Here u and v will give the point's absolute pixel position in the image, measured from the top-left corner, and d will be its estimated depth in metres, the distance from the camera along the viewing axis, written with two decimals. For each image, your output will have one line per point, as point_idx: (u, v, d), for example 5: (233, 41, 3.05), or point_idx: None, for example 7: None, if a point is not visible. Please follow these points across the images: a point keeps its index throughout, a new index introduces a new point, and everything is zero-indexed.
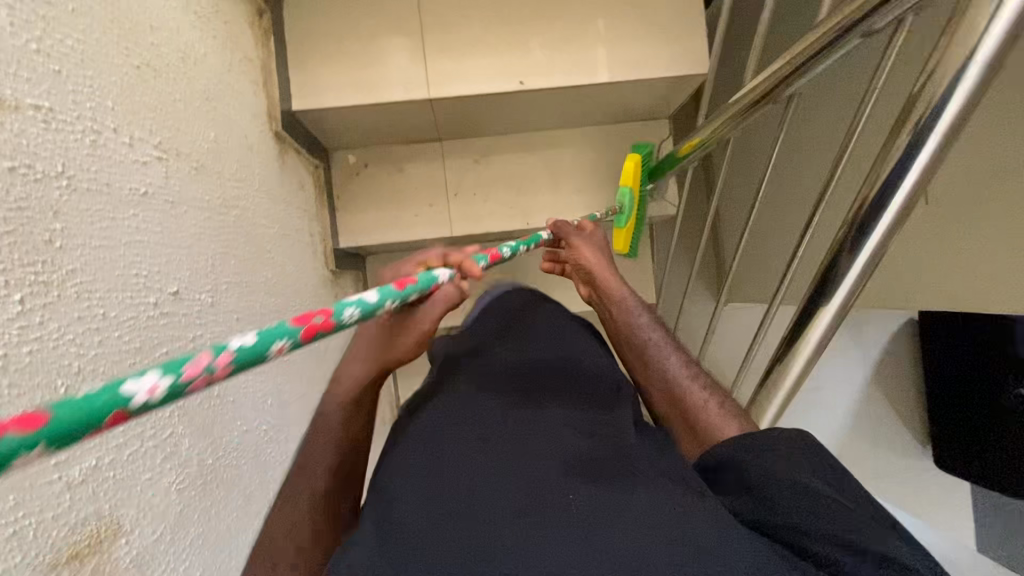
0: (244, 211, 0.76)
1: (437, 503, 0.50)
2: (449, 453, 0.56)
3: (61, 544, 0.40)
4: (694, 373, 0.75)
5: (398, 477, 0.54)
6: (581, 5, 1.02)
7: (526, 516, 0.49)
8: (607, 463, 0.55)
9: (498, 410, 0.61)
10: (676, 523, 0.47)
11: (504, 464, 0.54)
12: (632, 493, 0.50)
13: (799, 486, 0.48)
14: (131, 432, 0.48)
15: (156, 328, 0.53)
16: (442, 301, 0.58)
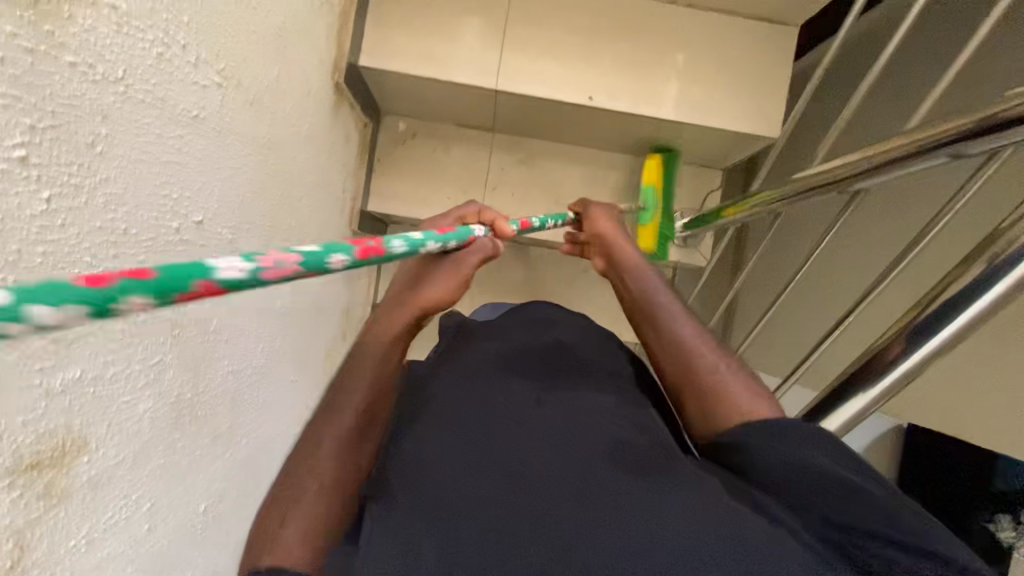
0: (286, 154, 0.75)
1: (473, 487, 0.49)
2: (492, 428, 0.54)
3: (25, 451, 0.39)
4: (706, 336, 0.62)
5: (429, 453, 0.53)
6: (670, 38, 1.00)
7: (569, 504, 0.46)
8: (649, 455, 0.51)
9: (528, 393, 0.58)
10: (729, 526, 0.43)
11: (535, 450, 0.51)
12: (677, 484, 0.47)
13: (805, 477, 0.45)
14: (120, 352, 0.47)
15: (172, 253, 0.52)
16: (478, 250, 0.67)
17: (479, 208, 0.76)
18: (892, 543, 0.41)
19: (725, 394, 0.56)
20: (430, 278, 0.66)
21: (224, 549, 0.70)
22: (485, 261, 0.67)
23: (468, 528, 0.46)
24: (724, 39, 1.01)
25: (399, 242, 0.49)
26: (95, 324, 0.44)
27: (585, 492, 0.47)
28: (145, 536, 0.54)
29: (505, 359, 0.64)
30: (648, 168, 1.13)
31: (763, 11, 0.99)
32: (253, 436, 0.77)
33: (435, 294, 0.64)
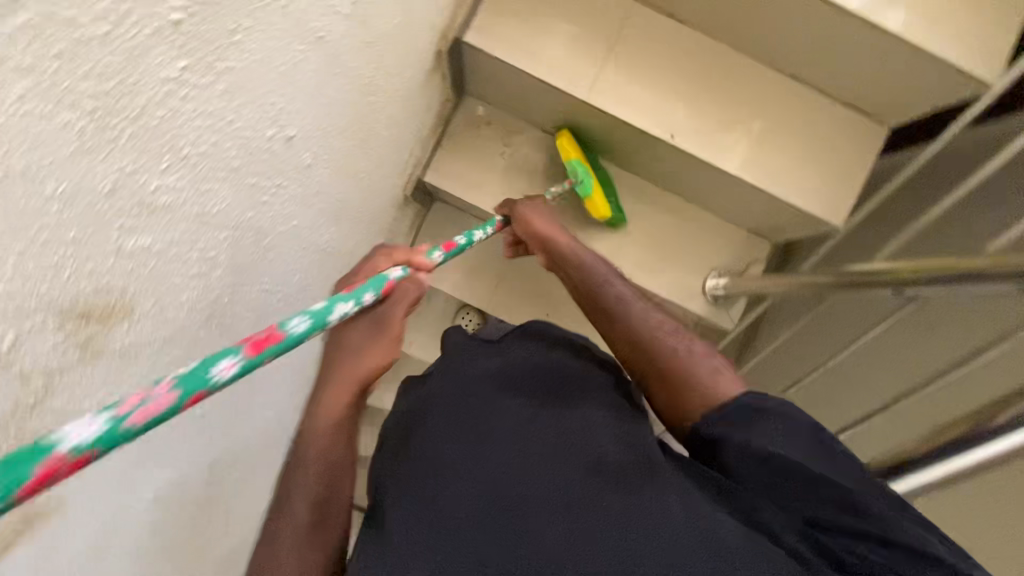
0: (377, 102, 0.76)
1: (480, 493, 0.58)
2: (488, 441, 0.62)
3: (82, 298, 0.39)
4: (675, 329, 0.74)
5: (444, 458, 0.62)
6: (763, 103, 1.01)
7: (555, 516, 0.55)
8: (625, 465, 0.59)
9: (524, 412, 0.65)
10: (708, 537, 0.53)
11: (534, 464, 0.59)
12: (665, 496, 0.56)
13: (809, 490, 0.54)
14: (188, 235, 0.48)
15: (259, 158, 0.53)
16: (401, 300, 0.67)
17: (387, 254, 0.74)
18: (876, 548, 0.51)
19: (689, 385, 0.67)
20: (360, 342, 0.68)
21: (203, 463, 0.69)
22: (410, 306, 0.67)
23: (483, 525, 0.56)
24: (815, 119, 1.02)
25: (302, 320, 0.49)
26: (178, 201, 0.44)
27: (581, 504, 0.56)
28: None
29: (496, 374, 0.70)
30: (566, 144, 1.11)
31: (861, 102, 1.00)
32: None
33: (368, 366, 0.67)
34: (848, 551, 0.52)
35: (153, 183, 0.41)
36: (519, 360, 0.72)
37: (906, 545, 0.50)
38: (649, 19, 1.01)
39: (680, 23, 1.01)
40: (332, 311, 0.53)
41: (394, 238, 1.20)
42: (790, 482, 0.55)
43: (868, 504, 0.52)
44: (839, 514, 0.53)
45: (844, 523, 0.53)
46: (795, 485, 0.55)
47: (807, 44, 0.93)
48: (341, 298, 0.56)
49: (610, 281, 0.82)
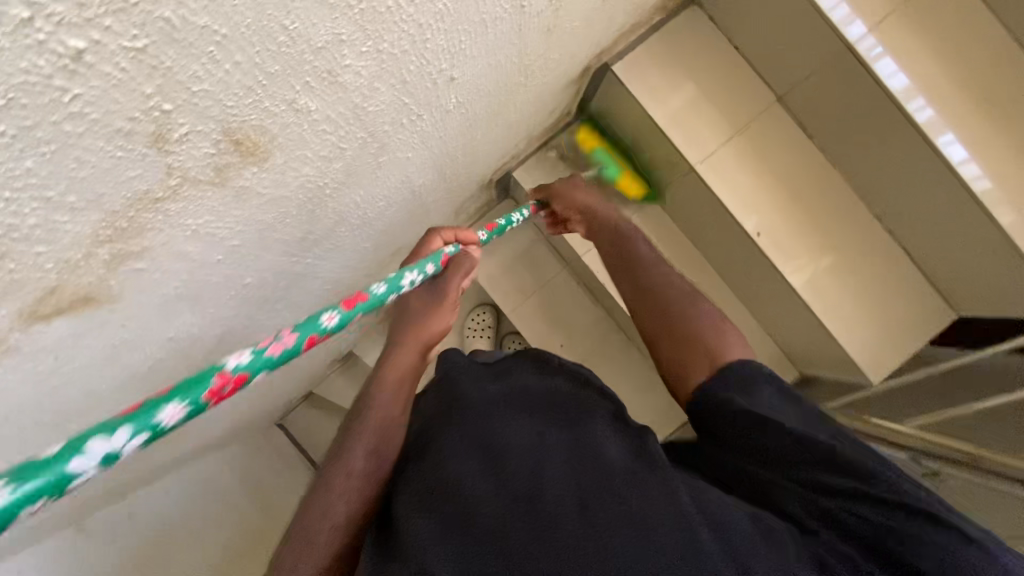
0: (523, 86, 0.80)
1: (503, 501, 0.49)
2: (497, 440, 0.54)
3: (245, 127, 0.41)
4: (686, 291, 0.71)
5: (457, 465, 0.52)
6: (852, 242, 1.03)
7: (586, 531, 0.46)
8: (640, 474, 0.51)
9: (529, 417, 0.57)
10: (723, 531, 0.47)
11: (542, 456, 0.52)
12: (674, 489, 0.49)
13: (802, 450, 0.50)
14: (339, 118, 0.50)
15: (423, 83, 0.56)
16: (459, 273, 0.71)
17: (438, 235, 0.74)
18: (880, 508, 0.46)
19: (706, 343, 0.63)
20: (421, 312, 0.71)
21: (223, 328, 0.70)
22: (467, 273, 0.72)
23: (508, 538, 0.47)
24: (894, 278, 1.03)
25: (381, 283, 0.57)
26: (352, 85, 0.47)
27: (593, 501, 0.48)
28: (210, 264, 0.56)
29: (501, 384, 0.62)
30: (584, 135, 1.18)
31: (940, 280, 1.00)
32: (312, 260, 0.79)
33: (438, 327, 0.71)
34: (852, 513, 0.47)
35: (347, 59, 0.43)
36: (524, 382, 0.63)
37: (915, 505, 0.45)
38: (781, 123, 1.04)
39: (808, 138, 1.04)
40: (404, 278, 0.60)
41: (461, 213, 1.23)
42: (780, 443, 0.51)
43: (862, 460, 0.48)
44: (838, 474, 0.48)
45: (845, 485, 0.48)
46: (789, 443, 0.50)
47: (916, 207, 0.95)
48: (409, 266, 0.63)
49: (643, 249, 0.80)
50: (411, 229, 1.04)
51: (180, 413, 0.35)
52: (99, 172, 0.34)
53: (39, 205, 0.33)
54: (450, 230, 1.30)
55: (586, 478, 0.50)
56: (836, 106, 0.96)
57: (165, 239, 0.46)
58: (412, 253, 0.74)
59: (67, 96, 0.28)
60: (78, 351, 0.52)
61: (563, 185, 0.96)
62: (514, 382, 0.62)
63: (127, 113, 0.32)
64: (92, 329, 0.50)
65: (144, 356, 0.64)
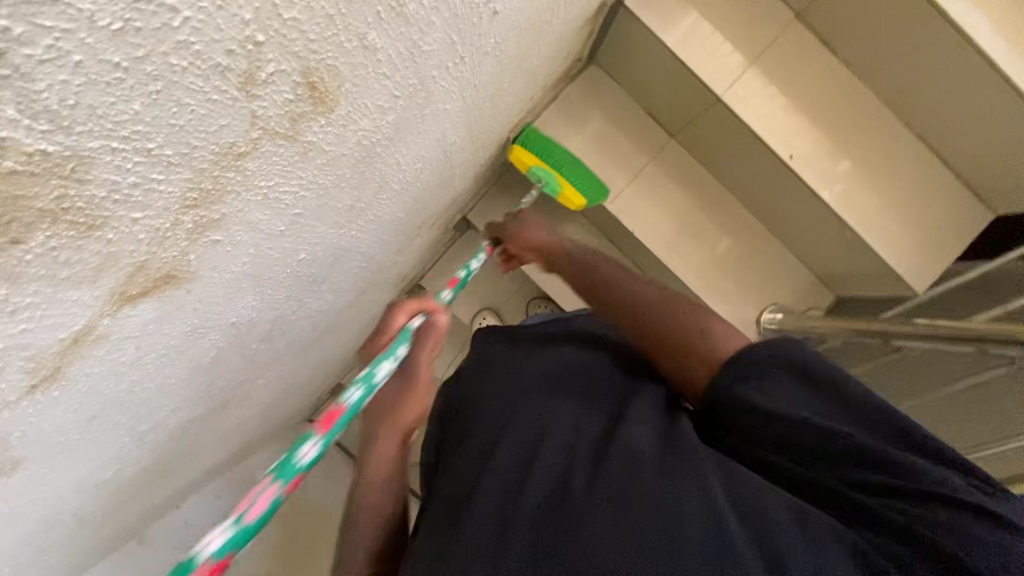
0: (548, 25, 0.77)
1: (540, 498, 0.54)
2: (541, 437, 0.61)
3: (322, 65, 0.38)
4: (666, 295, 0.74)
5: (499, 463, 0.59)
6: (882, 153, 1.03)
7: (615, 516, 0.50)
8: (667, 462, 0.55)
9: (567, 405, 0.65)
10: (755, 516, 0.50)
11: (575, 450, 0.59)
12: (707, 482, 0.52)
13: (844, 453, 0.51)
14: (399, 57, 0.47)
15: (471, 17, 0.53)
16: (432, 334, 0.64)
17: (396, 310, 0.62)
18: (908, 502, 0.48)
19: (692, 350, 0.66)
20: (392, 400, 0.67)
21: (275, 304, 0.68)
22: (440, 339, 0.64)
23: (538, 534, 0.52)
24: (927, 184, 1.02)
25: (355, 390, 0.53)
26: (414, 16, 0.44)
27: (625, 497, 0.52)
28: (273, 236, 0.54)
29: (545, 374, 0.71)
30: (523, 159, 1.11)
31: (975, 182, 1.00)
32: (354, 233, 0.76)
33: (409, 417, 0.68)
34: (893, 508, 0.48)
35: None
36: (558, 360, 0.73)
37: (966, 504, 0.46)
38: (800, 43, 1.02)
39: (831, 55, 1.02)
40: (406, 338, 0.59)
41: (478, 179, 1.20)
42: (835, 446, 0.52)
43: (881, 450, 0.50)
44: (871, 467, 0.50)
45: (875, 477, 0.50)
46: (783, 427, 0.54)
47: (951, 110, 0.94)
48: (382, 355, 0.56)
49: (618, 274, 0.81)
50: (436, 197, 1.02)
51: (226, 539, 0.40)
52: (196, 120, 0.32)
53: (140, 159, 0.30)
54: (467, 197, 1.27)
55: (615, 479, 0.54)
56: (864, 16, 0.94)
57: (239, 206, 0.44)
58: (374, 334, 0.63)
59: (177, 20, 0.26)
60: (156, 340, 0.50)
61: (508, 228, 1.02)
62: (562, 362, 0.73)
63: (226, 45, 0.29)
64: (170, 313, 0.48)
65: (209, 345, 0.62)
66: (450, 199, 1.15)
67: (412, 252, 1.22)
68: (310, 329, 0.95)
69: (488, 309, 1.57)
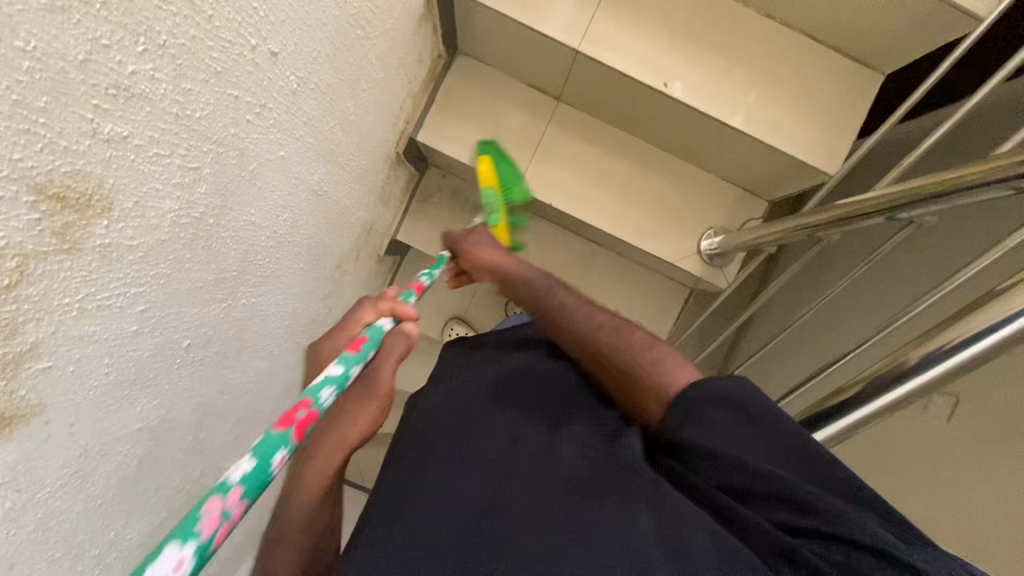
0: (364, 38, 0.76)
1: (449, 506, 0.57)
2: (470, 454, 0.63)
3: (54, 175, 0.38)
4: (608, 323, 0.75)
5: (428, 474, 0.62)
6: (755, 51, 1.01)
7: (527, 526, 0.53)
8: (600, 482, 0.58)
9: (508, 419, 0.68)
10: (663, 522, 0.52)
11: (511, 458, 0.62)
12: (629, 506, 0.54)
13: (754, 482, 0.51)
14: (166, 133, 0.47)
15: (242, 68, 0.53)
16: (388, 358, 0.67)
17: (372, 307, 0.72)
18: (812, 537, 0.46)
19: (645, 380, 0.66)
20: (354, 403, 0.67)
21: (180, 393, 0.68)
22: (399, 357, 0.68)
23: (444, 545, 0.53)
24: (809, 68, 1.00)
25: (326, 390, 0.54)
26: (155, 92, 0.43)
27: (548, 514, 0.54)
28: (128, 338, 0.54)
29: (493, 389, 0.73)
30: (483, 170, 1.06)
31: (854, 49, 0.99)
32: (247, 300, 0.76)
33: (358, 430, 0.67)
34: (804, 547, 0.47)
35: (127, 66, 0.40)
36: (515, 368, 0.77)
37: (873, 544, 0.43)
38: None
39: None
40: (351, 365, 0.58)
41: (387, 201, 1.20)
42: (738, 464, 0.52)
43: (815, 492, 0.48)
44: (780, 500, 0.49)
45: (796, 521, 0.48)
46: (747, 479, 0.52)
47: None
48: (350, 359, 0.59)
49: (566, 302, 0.81)
50: (341, 234, 1.02)
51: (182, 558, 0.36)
52: None
53: None
54: (385, 221, 1.27)
55: (546, 488, 0.58)
56: None
57: (52, 328, 0.44)
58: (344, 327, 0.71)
59: None
60: (41, 476, 0.50)
61: (458, 243, 0.98)
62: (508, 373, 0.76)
63: None
64: (39, 447, 0.48)
65: (124, 457, 0.62)
66: (363, 230, 1.15)
67: (349, 291, 1.22)
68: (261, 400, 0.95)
69: (453, 318, 1.57)
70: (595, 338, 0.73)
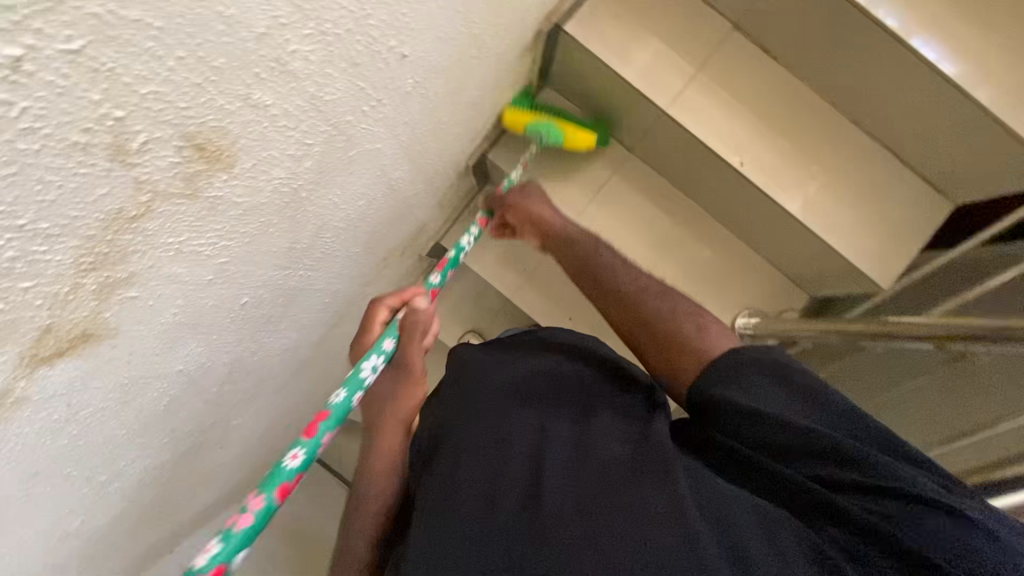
0: (477, 57, 0.79)
1: (499, 493, 0.54)
2: (499, 440, 0.59)
3: (203, 128, 0.40)
4: (649, 286, 0.76)
5: (457, 466, 0.57)
6: (833, 151, 1.03)
7: (580, 514, 0.50)
8: (641, 468, 0.54)
9: (532, 412, 0.62)
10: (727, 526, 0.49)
11: (543, 451, 0.57)
12: (680, 492, 0.50)
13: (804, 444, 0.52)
14: (299, 110, 0.49)
15: (375, 64, 0.56)
16: (414, 334, 0.68)
17: (381, 304, 0.70)
18: (875, 496, 0.47)
19: (684, 348, 0.67)
20: (392, 390, 0.70)
21: (223, 343, 0.71)
22: (422, 335, 0.69)
23: (506, 539, 0.51)
24: (882, 179, 1.02)
25: (339, 392, 0.60)
26: (303, 72, 0.46)
27: (593, 504, 0.51)
28: (202, 285, 0.56)
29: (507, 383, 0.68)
30: (517, 118, 1.11)
31: (930, 173, 1.01)
32: (304, 272, 0.79)
33: (409, 406, 0.71)
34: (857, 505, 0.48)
35: (290, 45, 0.43)
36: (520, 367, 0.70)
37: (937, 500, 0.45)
38: (741, 51, 1.04)
39: (773, 61, 1.04)
40: (361, 374, 0.63)
41: (444, 206, 1.23)
42: (792, 442, 0.52)
43: (866, 452, 0.49)
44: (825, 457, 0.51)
45: (843, 475, 0.50)
46: (799, 441, 0.52)
47: (898, 105, 0.95)
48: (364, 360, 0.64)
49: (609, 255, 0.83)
50: (398, 229, 1.05)
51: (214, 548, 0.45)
52: (67, 194, 0.34)
53: (13, 236, 0.32)
54: (436, 225, 1.30)
55: (588, 478, 0.54)
56: (793, 23, 0.96)
57: (150, 262, 0.46)
58: (361, 332, 0.70)
59: (15, 111, 0.28)
60: (90, 395, 0.52)
61: (506, 199, 0.94)
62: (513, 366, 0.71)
63: (81, 124, 0.32)
64: (99, 368, 0.50)
65: (158, 393, 0.64)
66: (416, 228, 1.18)
67: (385, 282, 1.25)
68: (283, 367, 0.97)
69: (473, 331, 1.58)
70: (646, 308, 0.74)
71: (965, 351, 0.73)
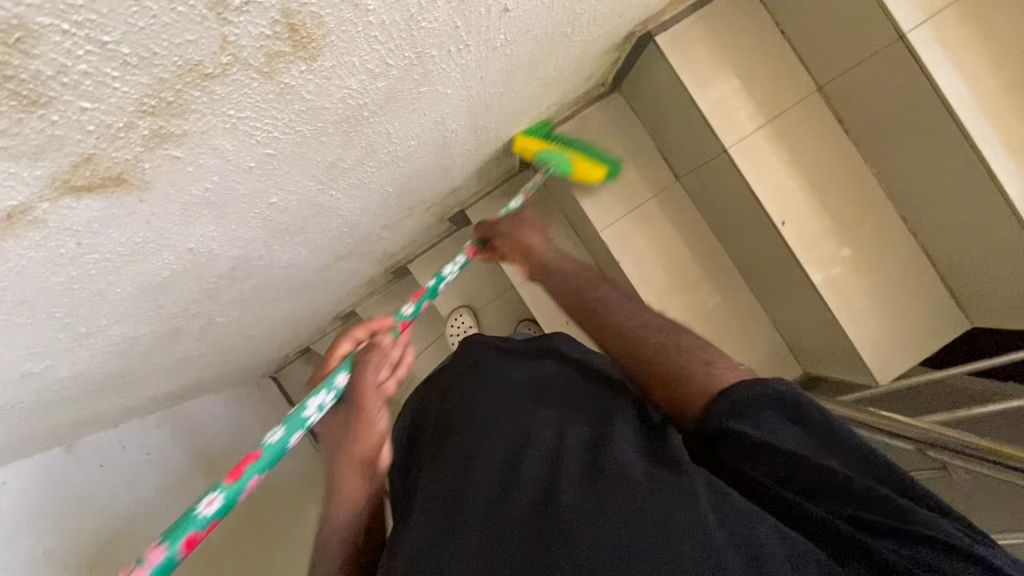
0: (568, 38, 0.79)
1: (517, 488, 0.53)
2: (523, 438, 0.59)
3: (303, 10, 0.39)
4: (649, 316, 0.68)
5: (479, 458, 0.58)
6: (872, 240, 1.03)
7: (602, 513, 0.49)
8: (661, 478, 0.52)
9: (550, 415, 0.62)
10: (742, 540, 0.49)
11: (562, 454, 0.56)
12: (698, 500, 0.50)
13: (817, 481, 0.51)
14: (394, 26, 0.49)
15: (477, 7, 0.55)
16: (371, 371, 0.61)
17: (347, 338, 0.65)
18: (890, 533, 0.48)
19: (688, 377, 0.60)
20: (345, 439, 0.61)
21: (238, 237, 0.69)
22: (380, 366, 0.61)
23: (523, 534, 0.49)
24: (910, 281, 1.02)
25: (276, 430, 0.54)
26: None
27: (613, 505, 0.50)
28: (242, 169, 0.55)
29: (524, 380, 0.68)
30: (528, 144, 1.09)
31: (958, 288, 1.00)
32: (336, 194, 0.78)
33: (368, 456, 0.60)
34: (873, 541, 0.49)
35: None
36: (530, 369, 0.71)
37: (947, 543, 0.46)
38: (818, 115, 1.04)
39: (845, 133, 1.04)
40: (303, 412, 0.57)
41: (482, 176, 1.22)
42: (805, 473, 0.52)
43: (876, 488, 0.49)
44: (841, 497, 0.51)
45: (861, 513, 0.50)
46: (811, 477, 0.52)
47: (952, 214, 0.94)
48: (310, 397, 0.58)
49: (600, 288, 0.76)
50: (433, 183, 1.04)
51: (161, 549, 0.42)
52: (158, 27, 0.33)
53: (94, 50, 0.31)
54: (468, 192, 1.29)
55: (604, 480, 0.53)
56: (879, 101, 0.95)
57: (206, 127, 0.45)
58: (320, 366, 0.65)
59: None
60: (102, 241, 0.51)
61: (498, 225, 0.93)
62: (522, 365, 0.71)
63: None
64: (119, 217, 0.49)
65: (163, 264, 0.63)
66: (448, 189, 1.17)
67: (402, 232, 1.24)
68: (282, 281, 0.96)
69: (466, 306, 1.57)
70: (642, 332, 0.66)
71: (949, 464, 0.73)
